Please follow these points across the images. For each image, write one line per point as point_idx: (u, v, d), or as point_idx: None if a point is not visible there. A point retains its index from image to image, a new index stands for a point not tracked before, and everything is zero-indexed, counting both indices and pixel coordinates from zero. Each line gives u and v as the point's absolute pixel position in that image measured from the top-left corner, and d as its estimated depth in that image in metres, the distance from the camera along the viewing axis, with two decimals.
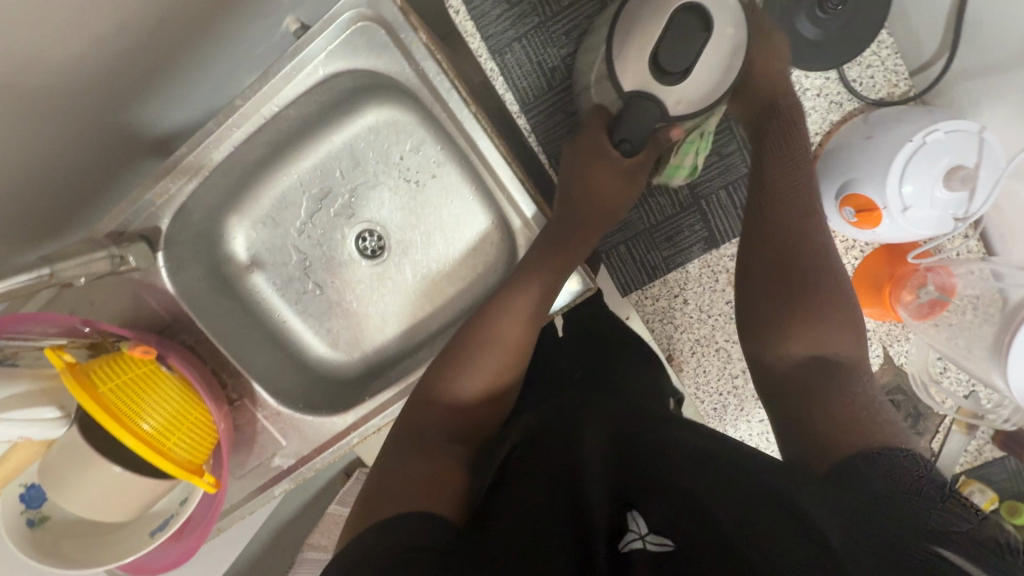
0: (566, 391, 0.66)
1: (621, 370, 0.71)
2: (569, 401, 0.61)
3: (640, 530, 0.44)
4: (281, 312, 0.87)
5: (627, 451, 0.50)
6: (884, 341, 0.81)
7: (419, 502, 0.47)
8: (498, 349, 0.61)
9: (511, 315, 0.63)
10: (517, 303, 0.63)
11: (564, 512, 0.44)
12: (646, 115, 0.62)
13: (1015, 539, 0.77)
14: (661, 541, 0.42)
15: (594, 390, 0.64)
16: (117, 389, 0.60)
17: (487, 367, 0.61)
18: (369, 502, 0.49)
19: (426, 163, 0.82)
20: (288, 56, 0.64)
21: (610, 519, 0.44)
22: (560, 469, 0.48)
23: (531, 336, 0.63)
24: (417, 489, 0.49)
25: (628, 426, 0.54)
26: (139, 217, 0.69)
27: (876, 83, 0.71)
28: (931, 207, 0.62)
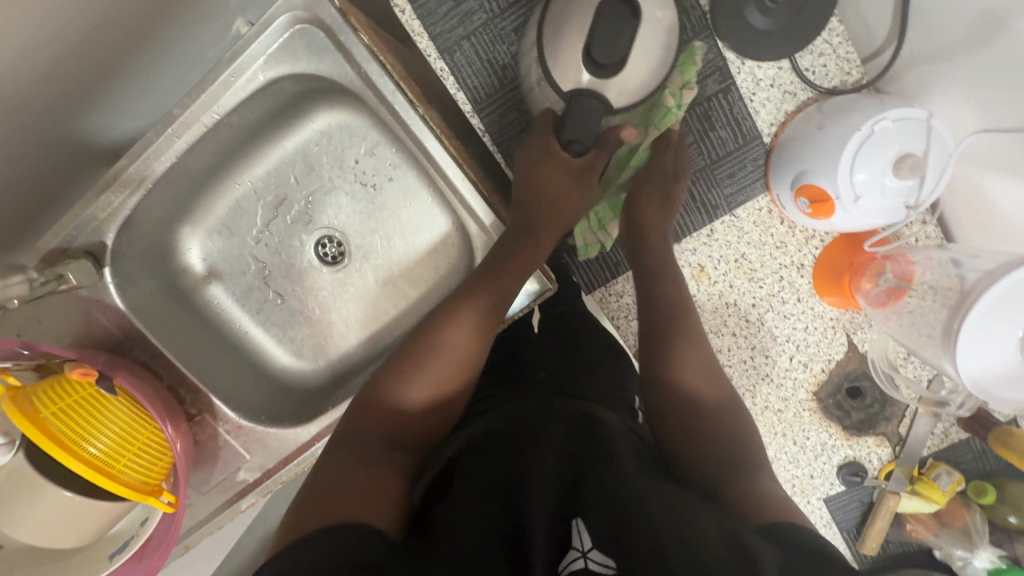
0: (521, 395, 0.65)
1: (582, 366, 0.71)
2: (518, 408, 0.61)
3: (583, 545, 0.43)
4: (242, 323, 0.85)
5: (575, 460, 0.50)
6: (847, 329, 0.80)
7: (356, 514, 0.47)
8: (445, 355, 0.60)
9: (461, 322, 0.62)
10: (466, 310, 0.62)
11: (505, 530, 0.44)
12: (591, 112, 0.62)
13: (977, 518, 0.81)
14: (603, 560, 0.42)
15: (547, 395, 0.64)
16: (60, 412, 0.58)
17: (437, 372, 0.60)
18: (303, 511, 0.48)
19: (382, 166, 0.80)
20: (225, 62, 0.62)
21: (554, 534, 0.44)
22: (502, 486, 0.48)
23: (483, 341, 0.63)
24: (354, 499, 0.48)
25: (580, 436, 0.54)
26: (82, 232, 0.67)
27: (829, 71, 0.70)
28: (882, 196, 0.61)
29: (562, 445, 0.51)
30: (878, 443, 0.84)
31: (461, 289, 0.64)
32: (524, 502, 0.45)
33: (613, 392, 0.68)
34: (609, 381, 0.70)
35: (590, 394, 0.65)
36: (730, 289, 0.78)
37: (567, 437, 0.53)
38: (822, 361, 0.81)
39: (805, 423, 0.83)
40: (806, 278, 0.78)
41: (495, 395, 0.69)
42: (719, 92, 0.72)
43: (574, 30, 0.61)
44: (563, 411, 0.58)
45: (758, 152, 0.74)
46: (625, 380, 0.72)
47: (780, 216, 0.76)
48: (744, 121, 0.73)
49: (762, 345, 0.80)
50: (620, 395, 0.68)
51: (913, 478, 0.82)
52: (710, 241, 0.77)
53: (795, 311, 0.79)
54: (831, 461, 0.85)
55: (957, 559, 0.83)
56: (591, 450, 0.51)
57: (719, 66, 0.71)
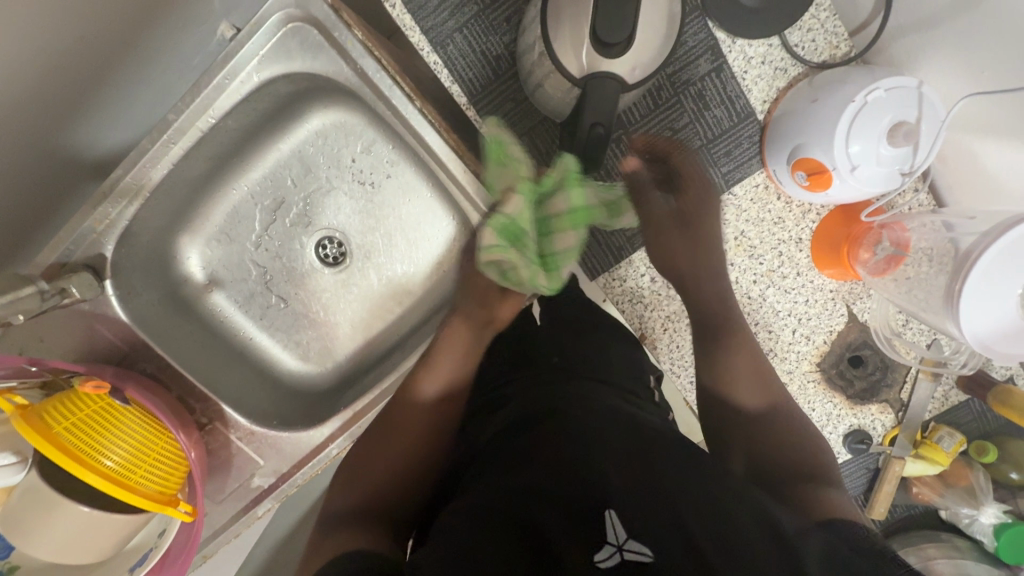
0: (534, 386, 0.66)
1: (596, 351, 0.72)
2: (529, 403, 0.62)
3: (618, 539, 0.43)
4: (246, 329, 0.84)
5: (585, 451, 0.51)
6: (847, 300, 0.82)
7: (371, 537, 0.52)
8: (435, 378, 0.70)
9: (449, 348, 0.73)
10: (455, 336, 0.74)
11: (528, 528, 0.46)
12: (610, 96, 0.61)
13: (981, 476, 0.83)
14: (638, 550, 0.42)
15: (555, 385, 0.64)
16: (74, 427, 0.57)
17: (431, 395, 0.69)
18: (324, 539, 0.55)
19: (379, 163, 0.80)
20: (218, 65, 0.61)
21: (580, 528, 0.45)
22: (518, 490, 0.49)
23: (457, 380, 0.72)
24: (370, 528, 0.55)
25: (596, 428, 0.55)
26: (80, 245, 0.66)
27: (818, 46, 0.71)
28: (878, 164, 0.62)
29: (583, 440, 0.53)
30: (881, 411, 0.85)
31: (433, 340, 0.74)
32: (536, 512, 0.47)
33: (628, 372, 0.71)
34: (624, 365, 0.72)
35: (602, 379, 0.66)
36: (731, 267, 0.79)
37: (584, 429, 0.54)
38: (823, 333, 0.83)
39: (810, 395, 0.85)
40: (805, 252, 0.79)
41: (513, 384, 0.70)
42: (712, 71, 0.73)
43: (569, 16, 0.61)
44: (573, 400, 0.60)
45: (752, 129, 0.75)
46: (637, 361, 0.75)
47: (776, 192, 0.77)
48: (737, 100, 0.74)
49: (765, 321, 0.81)
50: (637, 376, 0.72)
51: (916, 442, 0.85)
52: (709, 220, 0.78)
53: (796, 285, 0.80)
54: (836, 431, 0.86)
55: (963, 518, 0.85)
56: (607, 442, 0.53)
57: (710, 45, 0.71)
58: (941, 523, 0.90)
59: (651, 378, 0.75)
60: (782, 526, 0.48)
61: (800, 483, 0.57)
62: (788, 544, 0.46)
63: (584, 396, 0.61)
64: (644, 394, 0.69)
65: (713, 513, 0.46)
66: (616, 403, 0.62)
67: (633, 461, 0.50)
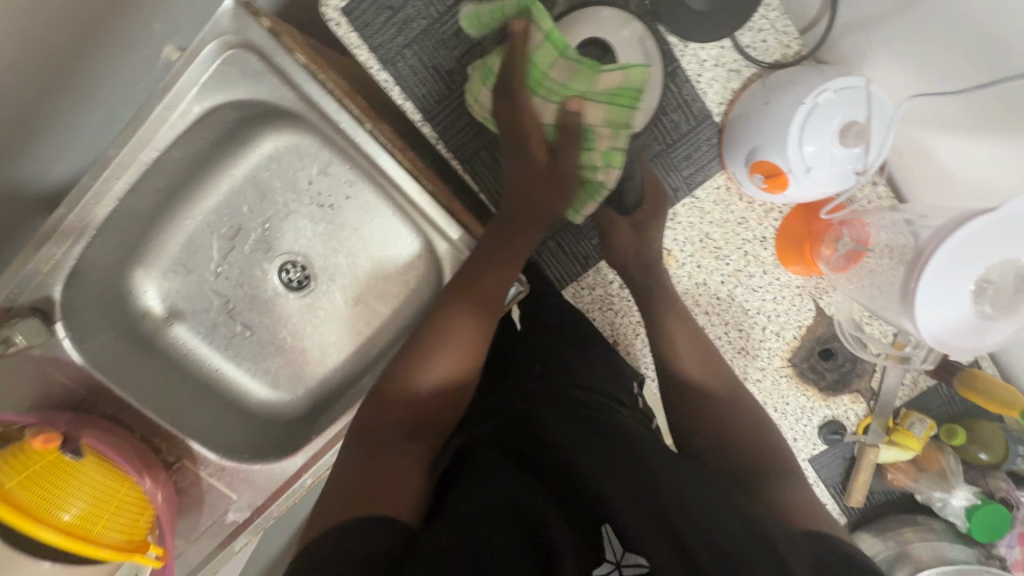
0: (518, 396, 0.65)
1: (572, 354, 0.72)
2: (513, 413, 0.61)
3: (616, 556, 0.45)
4: (211, 360, 0.82)
5: (575, 463, 0.52)
6: (814, 295, 0.82)
7: (383, 507, 0.48)
8: (456, 335, 0.62)
9: (465, 303, 0.63)
10: (469, 287, 0.63)
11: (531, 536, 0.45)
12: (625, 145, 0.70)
13: (952, 459, 0.85)
14: (636, 562, 0.44)
15: (543, 394, 0.64)
16: (28, 483, 0.56)
17: (451, 351, 0.61)
18: (335, 497, 0.51)
19: (337, 185, 0.78)
20: (157, 96, 0.59)
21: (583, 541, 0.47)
22: (515, 499, 0.49)
23: (481, 339, 0.63)
24: (387, 491, 0.50)
25: (589, 441, 0.55)
26: (25, 288, 0.63)
27: (770, 46, 0.71)
28: (832, 164, 0.63)
29: (573, 453, 0.53)
30: (853, 400, 0.87)
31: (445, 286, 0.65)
32: (539, 518, 0.47)
33: (610, 378, 0.70)
34: (603, 369, 0.71)
35: (588, 388, 0.66)
36: (698, 269, 0.80)
37: (576, 438, 0.55)
38: (793, 328, 0.83)
39: (784, 390, 0.85)
40: (770, 250, 0.79)
41: (498, 391, 0.69)
42: (667, 76, 0.72)
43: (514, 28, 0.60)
44: (552, 411, 0.61)
45: (710, 132, 0.75)
46: (618, 365, 0.74)
47: (738, 192, 0.77)
48: (694, 103, 0.73)
49: (736, 320, 0.82)
50: (617, 380, 0.71)
51: (889, 429, 0.85)
52: (674, 225, 0.78)
53: (763, 283, 0.80)
54: (811, 423, 0.87)
55: (936, 501, 0.86)
56: (599, 452, 0.53)
57: (663, 50, 0.71)
58: (916, 506, 0.92)
59: (634, 383, 0.75)
60: (774, 535, 0.45)
61: (788, 489, 0.57)
62: (773, 548, 0.44)
63: (565, 408, 0.62)
64: (629, 401, 0.69)
65: (696, 518, 0.45)
66: (593, 410, 0.62)
67: (626, 468, 0.51)
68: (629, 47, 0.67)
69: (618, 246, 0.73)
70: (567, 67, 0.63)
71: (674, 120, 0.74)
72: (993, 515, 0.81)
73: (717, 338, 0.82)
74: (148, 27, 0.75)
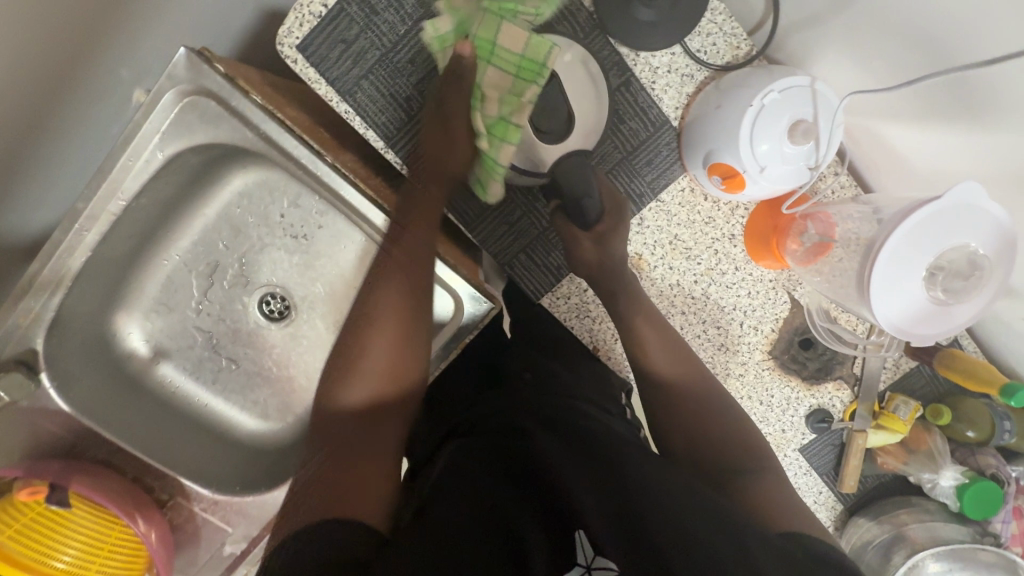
0: (504, 403, 0.67)
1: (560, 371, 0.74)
2: (494, 419, 0.63)
3: (586, 560, 0.46)
4: (200, 396, 0.83)
5: (547, 463, 0.52)
6: (787, 287, 0.83)
7: (342, 511, 0.53)
8: (379, 336, 0.67)
9: (383, 306, 0.68)
10: (385, 292, 0.68)
11: (507, 536, 0.47)
12: (577, 167, 0.71)
13: (939, 439, 0.85)
14: (604, 566, 0.45)
15: (527, 401, 0.65)
16: (18, 535, 0.60)
17: (376, 354, 0.66)
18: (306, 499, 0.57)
19: (309, 216, 0.79)
20: (120, 146, 0.61)
21: (552, 539, 0.48)
22: (490, 505, 0.50)
23: (413, 332, 0.67)
24: (349, 497, 0.55)
25: (570, 444, 0.56)
26: (9, 342, 0.64)
27: (720, 49, 0.72)
28: (784, 162, 0.64)
29: (548, 452, 0.53)
30: (837, 388, 0.87)
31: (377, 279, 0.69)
32: (514, 523, 0.48)
33: (597, 388, 0.73)
34: (587, 381, 0.74)
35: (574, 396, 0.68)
36: (670, 271, 0.81)
37: (556, 441, 0.56)
38: (770, 322, 0.84)
39: (767, 382, 0.86)
40: (740, 246, 0.80)
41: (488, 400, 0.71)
42: (621, 86, 0.73)
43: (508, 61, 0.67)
44: (529, 415, 0.61)
45: (670, 136, 0.76)
46: (606, 378, 0.78)
47: (703, 192, 0.78)
48: (650, 110, 0.74)
49: (712, 317, 0.83)
50: (605, 392, 0.74)
51: (875, 413, 0.86)
52: (643, 229, 0.79)
53: (735, 279, 0.81)
54: (797, 413, 0.88)
55: (926, 482, 0.86)
56: (579, 454, 0.54)
57: (615, 61, 0.72)
58: (910, 487, 0.92)
59: (622, 395, 0.78)
60: (743, 527, 0.48)
61: (743, 485, 0.61)
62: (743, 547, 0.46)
63: (544, 411, 0.62)
64: (615, 409, 0.71)
65: (666, 515, 0.47)
66: (572, 413, 0.63)
67: (602, 469, 0.52)
68: (570, 70, 0.71)
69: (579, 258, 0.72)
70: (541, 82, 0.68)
71: (633, 127, 0.75)
72: (984, 492, 0.81)
73: (695, 336, 0.83)
74: (115, 74, 0.76)
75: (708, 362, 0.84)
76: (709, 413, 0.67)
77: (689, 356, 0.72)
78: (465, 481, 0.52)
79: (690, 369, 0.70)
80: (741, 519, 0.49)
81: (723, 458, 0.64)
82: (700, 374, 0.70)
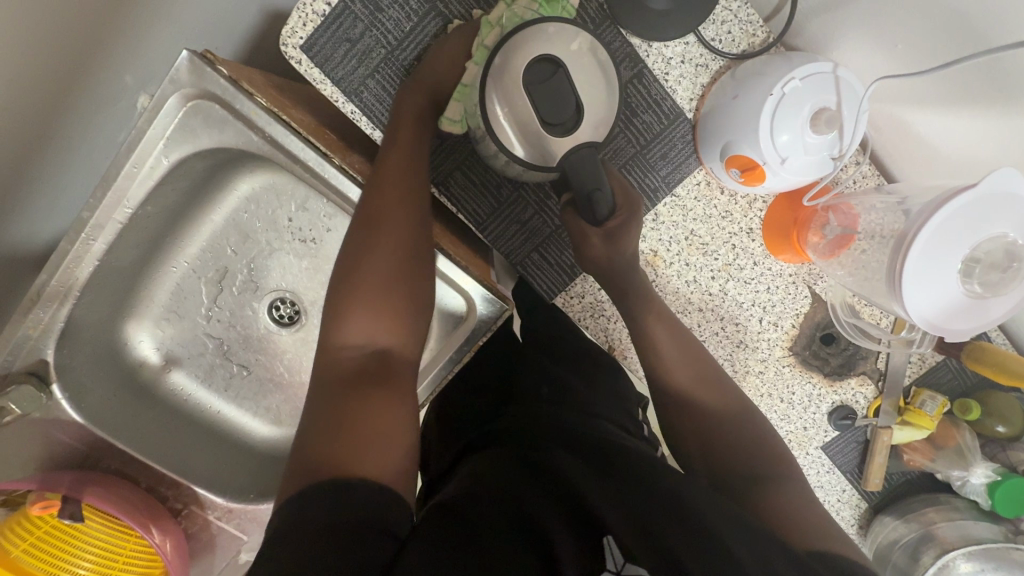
0: (522, 420, 0.65)
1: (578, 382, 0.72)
2: (514, 437, 0.61)
3: (616, 565, 0.43)
4: (212, 403, 0.82)
5: (574, 481, 0.50)
6: (808, 281, 0.80)
7: (356, 465, 0.46)
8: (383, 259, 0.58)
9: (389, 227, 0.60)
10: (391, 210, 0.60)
11: (532, 538, 0.45)
12: (587, 162, 0.61)
13: (968, 435, 0.82)
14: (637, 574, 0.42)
15: (547, 420, 0.63)
16: (34, 547, 0.60)
17: (381, 281, 0.58)
18: (302, 457, 0.47)
19: (317, 218, 0.78)
20: (124, 153, 0.60)
21: (578, 544, 0.45)
22: (517, 510, 0.47)
23: (420, 260, 0.61)
24: (360, 447, 0.47)
25: (595, 463, 0.54)
26: (19, 354, 0.64)
27: (735, 37, 0.69)
28: (806, 153, 0.62)
29: (572, 472, 0.52)
30: (860, 383, 0.84)
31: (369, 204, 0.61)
32: (540, 529, 0.45)
33: (614, 402, 0.71)
34: (606, 394, 0.72)
35: (592, 414, 0.66)
36: (687, 267, 0.78)
37: (579, 461, 0.54)
38: (791, 317, 0.81)
39: (788, 379, 0.84)
40: (758, 240, 0.78)
41: (505, 415, 0.69)
42: (633, 78, 0.71)
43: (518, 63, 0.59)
44: (551, 435, 0.60)
45: (684, 128, 0.74)
46: (623, 393, 0.75)
47: (719, 186, 0.76)
48: (664, 101, 0.72)
49: (730, 314, 0.81)
50: (623, 407, 0.72)
51: (901, 409, 0.83)
52: (657, 225, 0.77)
53: (754, 274, 0.79)
54: (820, 409, 0.85)
55: (955, 479, 0.84)
56: (606, 475, 0.52)
57: (627, 52, 0.70)
58: (937, 484, 0.89)
59: (638, 409, 0.76)
60: (770, 550, 0.46)
61: (771, 493, 0.58)
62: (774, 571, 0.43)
63: (565, 429, 0.61)
64: (634, 428, 0.68)
65: (696, 532, 0.45)
66: (594, 432, 0.61)
67: (630, 488, 0.50)
68: (578, 59, 0.61)
69: (592, 256, 0.70)
70: (542, 71, 0.59)
71: (646, 121, 0.73)
72: (1016, 491, 0.78)
73: (714, 334, 0.81)
74: (120, 80, 0.75)
75: (726, 360, 0.82)
76: (734, 424, 0.65)
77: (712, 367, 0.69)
78: (486, 489, 0.50)
79: (714, 380, 0.68)
80: (771, 541, 0.47)
81: (752, 468, 0.62)
82: (723, 385, 0.68)
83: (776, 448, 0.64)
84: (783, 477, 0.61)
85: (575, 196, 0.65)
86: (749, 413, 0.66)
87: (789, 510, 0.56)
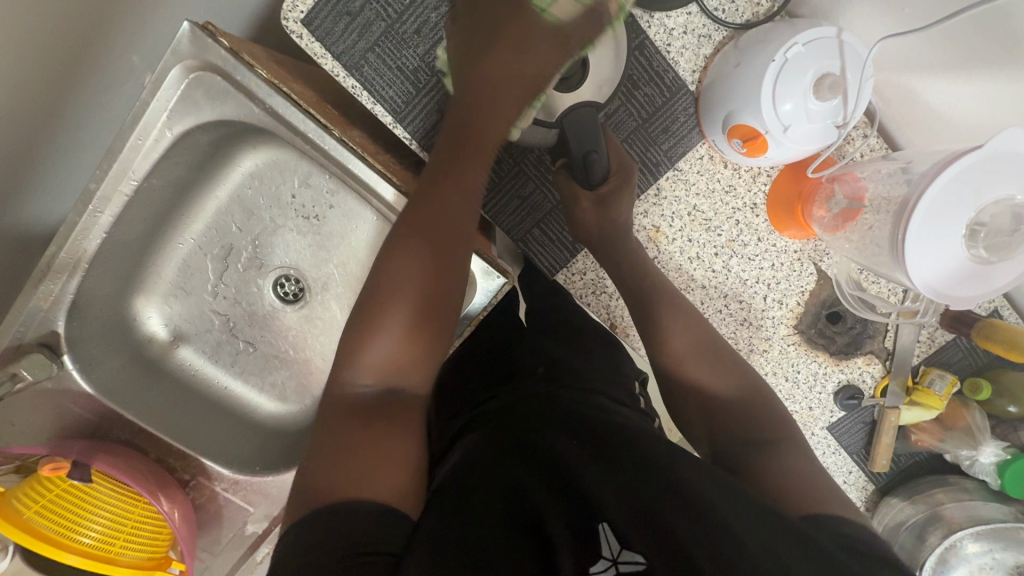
0: (523, 395, 0.65)
1: (579, 357, 0.72)
2: (517, 411, 0.62)
3: (613, 552, 0.44)
4: (219, 379, 0.84)
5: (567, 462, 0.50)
6: (813, 258, 0.79)
7: (371, 497, 0.44)
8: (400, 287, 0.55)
9: (406, 249, 0.56)
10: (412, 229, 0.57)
11: (529, 533, 0.45)
12: (588, 120, 0.67)
13: (977, 415, 0.80)
14: (634, 560, 0.43)
15: (551, 397, 0.63)
16: (45, 509, 0.62)
17: (399, 304, 0.55)
18: (307, 484, 0.46)
19: (320, 196, 0.78)
20: (129, 125, 0.62)
21: (576, 532, 0.46)
22: (515, 494, 0.49)
23: (436, 289, 0.56)
24: (359, 480, 0.45)
25: (593, 437, 0.54)
26: (30, 325, 0.65)
27: (739, 6, 0.68)
28: (810, 121, 0.61)
29: (565, 450, 0.52)
30: (867, 362, 0.83)
31: (386, 252, 0.57)
32: (541, 521, 0.46)
33: (612, 377, 0.70)
34: (610, 367, 0.72)
35: (590, 388, 0.65)
36: (689, 243, 0.78)
37: (572, 439, 0.54)
38: (796, 295, 0.80)
39: (794, 358, 0.82)
40: (762, 216, 0.77)
41: (498, 396, 0.69)
42: (635, 49, 0.70)
43: None
44: (549, 411, 0.60)
45: (686, 101, 0.73)
46: (623, 366, 0.74)
47: (722, 159, 0.75)
48: (666, 74, 0.71)
49: (734, 291, 0.80)
50: (621, 380, 0.71)
51: (909, 388, 0.82)
52: (659, 200, 0.77)
53: (758, 251, 0.78)
54: (826, 389, 0.84)
55: (965, 460, 0.82)
56: (601, 449, 0.52)
57: (629, 23, 0.69)
58: (946, 467, 0.88)
59: (636, 382, 0.74)
60: (763, 510, 0.44)
61: (773, 459, 0.58)
62: (771, 538, 0.42)
63: (565, 405, 0.61)
64: (631, 401, 0.68)
65: (693, 504, 0.44)
66: (589, 403, 0.62)
67: (627, 461, 0.49)
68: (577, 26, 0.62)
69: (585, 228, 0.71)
70: None
71: (647, 94, 0.72)
72: None
73: (718, 312, 0.81)
74: (126, 59, 0.76)
75: (730, 338, 0.82)
76: (738, 399, 0.64)
77: (720, 351, 0.68)
78: (482, 470, 0.51)
79: (718, 357, 0.67)
80: (767, 507, 0.45)
81: (753, 441, 0.61)
82: (727, 363, 0.67)
83: (778, 416, 0.64)
84: (791, 451, 0.59)
85: (572, 162, 0.70)
86: (759, 390, 0.65)
87: (789, 483, 0.55)
